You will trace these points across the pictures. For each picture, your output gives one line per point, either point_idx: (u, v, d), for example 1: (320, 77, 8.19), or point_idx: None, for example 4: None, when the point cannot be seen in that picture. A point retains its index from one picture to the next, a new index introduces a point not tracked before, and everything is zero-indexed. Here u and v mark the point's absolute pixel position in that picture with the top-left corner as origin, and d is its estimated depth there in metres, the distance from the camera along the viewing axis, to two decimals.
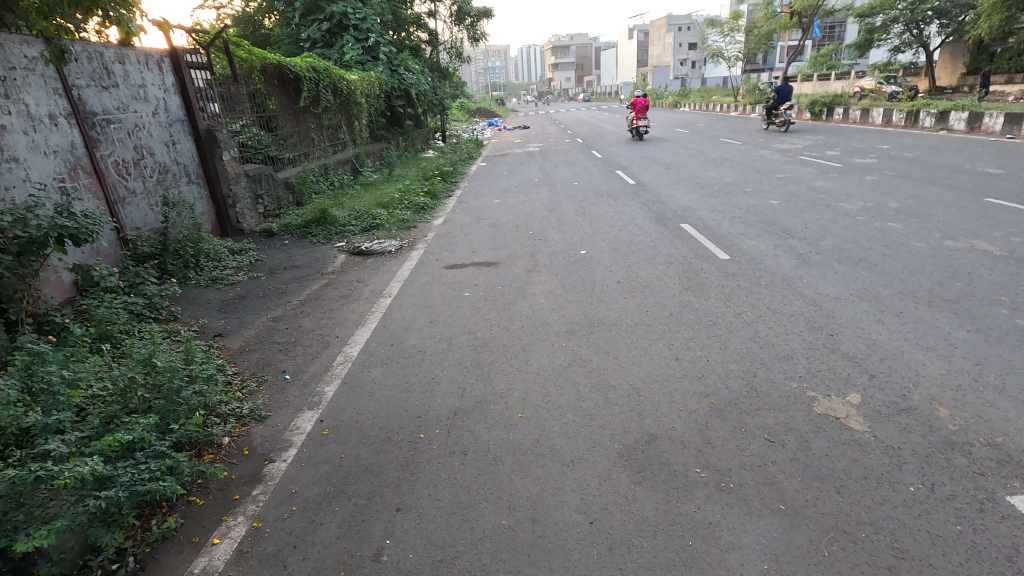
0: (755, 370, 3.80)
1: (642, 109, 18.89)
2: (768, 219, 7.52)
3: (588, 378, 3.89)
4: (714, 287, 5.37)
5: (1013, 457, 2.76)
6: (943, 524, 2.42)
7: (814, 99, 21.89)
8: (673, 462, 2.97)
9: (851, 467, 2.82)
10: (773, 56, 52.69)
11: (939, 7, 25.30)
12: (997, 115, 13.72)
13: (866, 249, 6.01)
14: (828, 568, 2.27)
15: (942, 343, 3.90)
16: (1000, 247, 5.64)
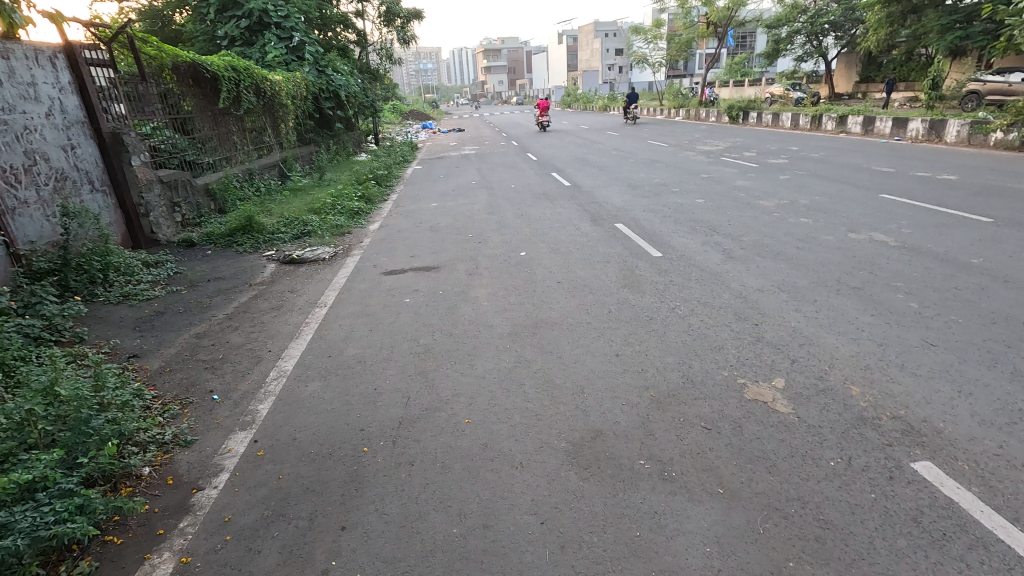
0: (690, 361, 3.99)
1: (542, 111, 25.51)
2: (695, 217, 7.93)
3: (533, 378, 3.92)
4: (650, 283, 5.58)
5: (915, 427, 3.06)
6: (860, 494, 2.64)
7: (731, 103, 23.37)
8: (618, 456, 3.04)
9: (780, 447, 3.01)
10: (694, 62, 55.78)
11: (835, 21, 27.84)
12: (887, 119, 15.24)
13: (783, 243, 6.47)
14: (764, 545, 2.41)
15: (851, 327, 4.27)
16: (894, 238, 6.27)
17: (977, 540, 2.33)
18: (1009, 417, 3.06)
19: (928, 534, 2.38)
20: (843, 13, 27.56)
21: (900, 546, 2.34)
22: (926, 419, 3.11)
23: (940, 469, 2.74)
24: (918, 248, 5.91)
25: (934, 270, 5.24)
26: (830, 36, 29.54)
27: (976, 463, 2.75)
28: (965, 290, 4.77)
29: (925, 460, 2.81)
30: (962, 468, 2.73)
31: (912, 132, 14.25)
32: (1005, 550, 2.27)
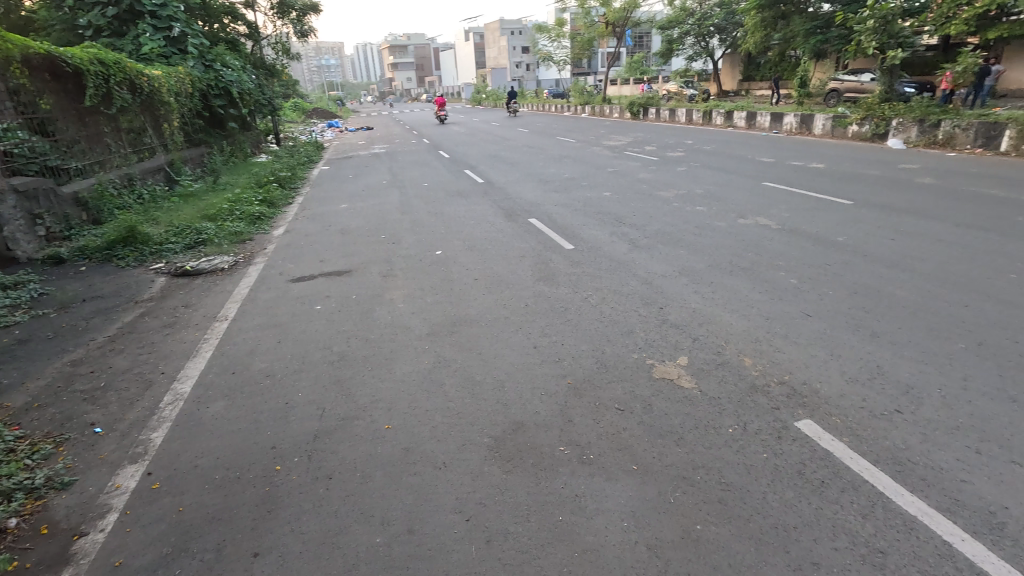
0: (604, 347, 4.17)
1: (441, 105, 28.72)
2: (603, 210, 8.29)
3: (453, 377, 3.90)
4: (564, 275, 5.76)
5: (797, 390, 3.42)
6: (754, 455, 2.91)
7: (632, 100, 24.63)
8: (539, 445, 3.12)
9: (685, 420, 3.24)
10: (596, 60, 58.16)
11: (718, 24, 30.26)
12: (765, 114, 16.84)
13: (682, 231, 6.95)
14: (676, 513, 2.58)
15: (743, 305, 4.68)
16: (776, 222, 6.95)
17: (848, 483, 2.65)
18: (869, 373, 3.52)
19: (810, 484, 2.68)
20: (725, 17, 30.00)
21: (788, 497, 2.61)
22: (805, 382, 3.49)
23: (818, 424, 3.09)
24: (795, 230, 6.59)
25: (808, 249, 5.87)
26: (715, 38, 32.09)
27: (846, 416, 3.13)
28: (833, 265, 5.39)
29: (806, 418, 3.15)
30: (835, 422, 3.09)
31: (787, 126, 15.87)
32: (871, 489, 2.60)
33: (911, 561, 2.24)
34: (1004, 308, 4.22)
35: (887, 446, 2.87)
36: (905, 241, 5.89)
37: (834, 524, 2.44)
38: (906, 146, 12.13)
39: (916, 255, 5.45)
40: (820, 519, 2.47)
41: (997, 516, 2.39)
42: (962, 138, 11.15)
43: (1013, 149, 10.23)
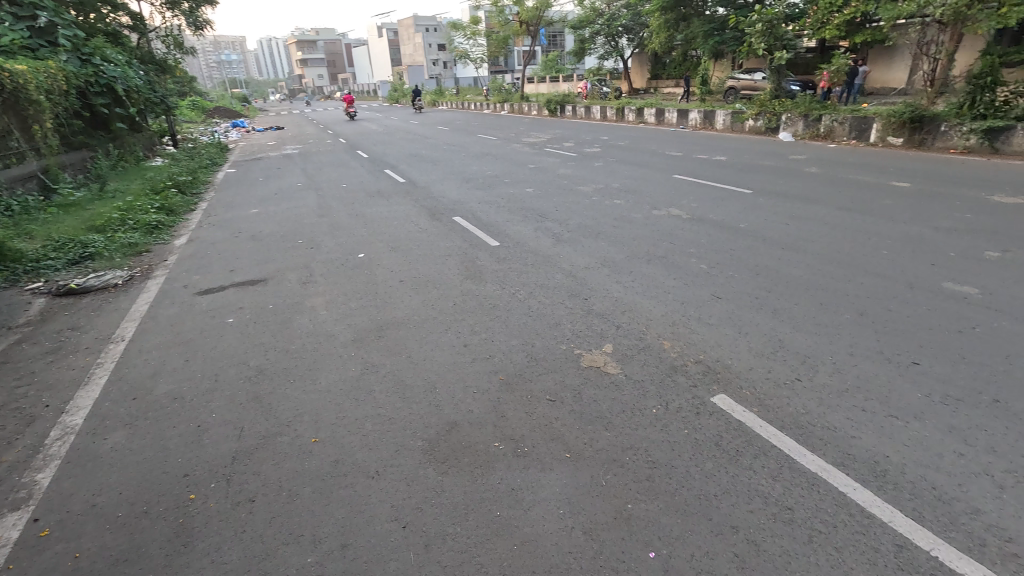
0: (533, 340, 4.23)
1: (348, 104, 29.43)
2: (526, 206, 8.40)
3: (382, 383, 3.79)
4: (490, 272, 5.77)
5: (712, 368, 3.66)
6: (676, 431, 3.08)
7: (549, 98, 25.12)
8: (474, 443, 3.11)
9: (613, 405, 3.37)
10: (512, 58, 58.73)
11: (626, 25, 31.59)
12: (673, 110, 17.82)
13: (602, 223, 7.20)
14: (609, 496, 2.67)
15: (660, 291, 4.94)
16: (686, 212, 7.38)
17: (760, 449, 2.88)
18: (772, 347, 3.84)
19: (727, 453, 2.88)
20: (631, 18, 31.36)
21: (708, 468, 2.79)
22: (718, 360, 3.75)
23: (731, 398, 3.33)
24: (703, 218, 7.04)
25: (716, 236, 6.30)
26: (624, 39, 33.49)
27: (754, 389, 3.40)
28: (738, 249, 5.82)
29: (721, 393, 3.39)
30: (746, 394, 3.35)
31: (692, 121, 16.91)
32: (778, 453, 2.85)
33: (815, 513, 2.47)
34: (879, 281, 4.77)
35: (790, 412, 3.15)
36: (797, 224, 6.48)
37: (749, 488, 2.64)
38: (794, 138, 13.34)
39: (807, 237, 6.01)
40: (737, 485, 2.67)
41: (881, 464, 2.70)
42: (840, 131, 12.42)
43: (880, 140, 11.54)
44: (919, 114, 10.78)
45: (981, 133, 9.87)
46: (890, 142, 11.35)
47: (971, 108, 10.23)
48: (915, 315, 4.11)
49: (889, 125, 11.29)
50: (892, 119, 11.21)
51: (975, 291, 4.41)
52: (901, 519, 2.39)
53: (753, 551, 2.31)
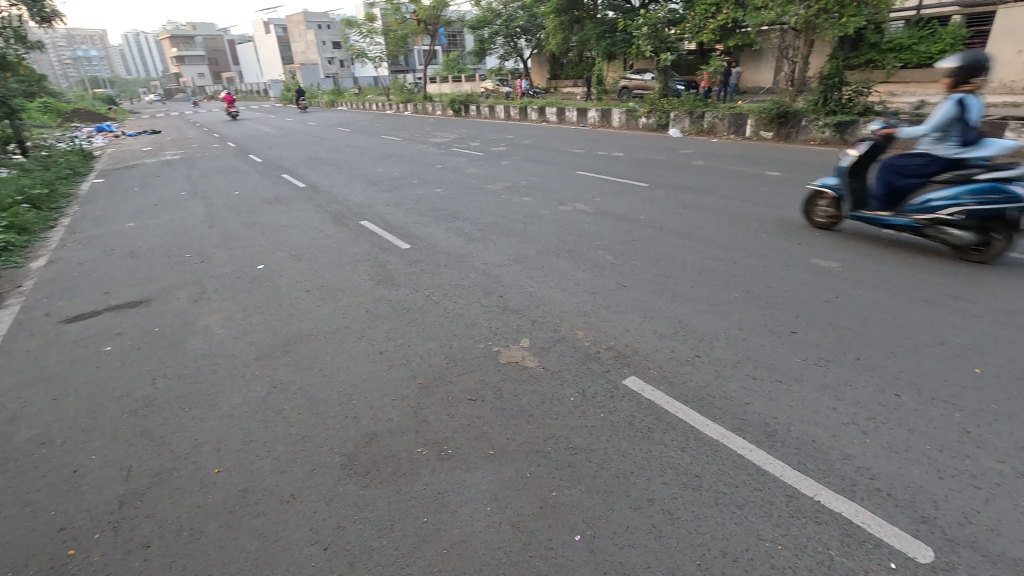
0: (451, 341, 4.20)
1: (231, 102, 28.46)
2: (436, 206, 8.31)
3: (293, 400, 3.57)
4: (403, 276, 5.64)
5: (623, 353, 3.86)
6: (593, 416, 3.22)
7: (453, 98, 25.04)
8: (396, 451, 3.04)
9: (532, 398, 3.44)
10: (413, 58, 57.75)
11: (523, 26, 32.29)
12: (572, 109, 18.51)
13: (513, 221, 7.31)
14: (534, 487, 2.72)
15: (571, 284, 5.11)
16: (591, 206, 7.71)
17: (669, 424, 3.09)
18: (675, 329, 4.13)
19: (640, 432, 3.05)
20: (528, 19, 32.11)
21: (624, 447, 2.94)
22: (628, 344, 3.96)
23: (641, 379, 3.54)
24: (606, 212, 7.39)
25: (618, 228, 6.64)
26: (522, 39, 34.21)
27: (661, 368, 3.64)
28: (639, 239, 6.18)
29: (632, 376, 3.58)
30: (654, 375, 3.57)
31: (591, 120, 17.69)
32: (685, 426, 3.07)
33: (720, 477, 2.69)
34: (760, 261, 5.29)
35: (692, 387, 3.40)
36: (689, 214, 7.01)
37: (661, 462, 2.82)
38: (682, 134, 14.41)
39: (698, 225, 6.52)
40: (651, 460, 2.84)
41: (771, 426, 3.00)
42: (720, 127, 13.61)
43: (754, 134, 12.80)
44: (784, 111, 12.09)
45: (833, 127, 11.30)
46: (762, 136, 12.63)
47: (824, 105, 11.65)
48: (791, 290, 4.62)
49: (760, 120, 12.55)
50: (763, 115, 12.48)
51: (837, 265, 5.04)
52: (790, 473, 2.67)
53: (669, 520, 2.47)
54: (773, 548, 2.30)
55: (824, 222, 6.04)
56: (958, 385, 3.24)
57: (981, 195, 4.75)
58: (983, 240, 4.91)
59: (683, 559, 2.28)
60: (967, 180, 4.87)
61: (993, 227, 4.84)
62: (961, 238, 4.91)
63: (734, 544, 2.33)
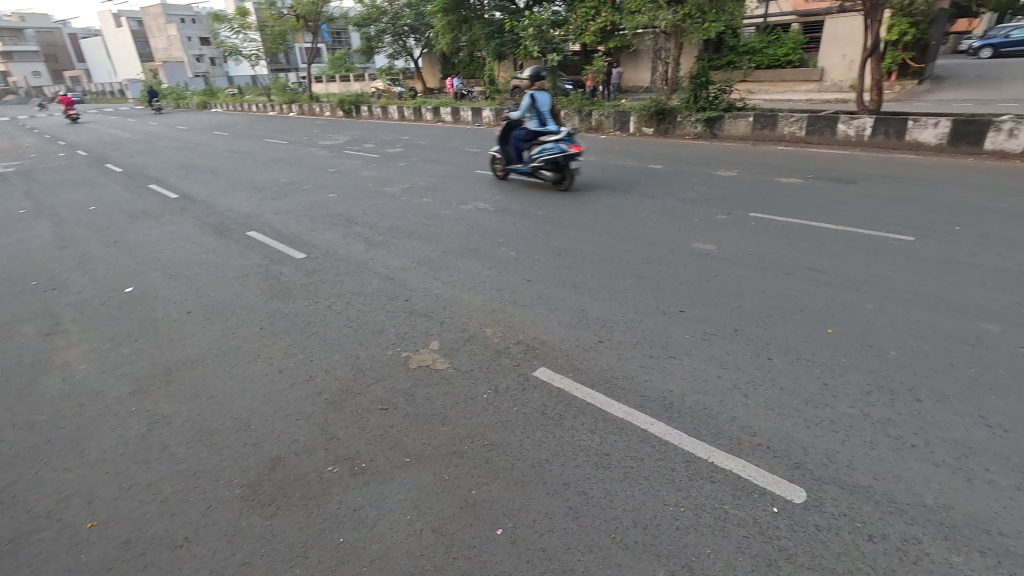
0: (357, 352, 4.04)
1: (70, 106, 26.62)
2: (331, 212, 7.92)
3: (181, 434, 3.23)
4: (299, 287, 5.31)
5: (531, 346, 3.96)
6: (507, 410, 3.27)
7: (342, 98, 23.97)
8: (304, 473, 2.87)
9: (445, 399, 3.42)
10: (294, 56, 54.37)
11: (411, 24, 31.68)
12: (467, 109, 18.53)
13: (414, 223, 7.18)
14: (453, 488, 2.71)
15: (477, 282, 5.14)
16: (491, 204, 7.80)
17: (578, 409, 3.23)
18: (578, 318, 4.31)
19: (553, 420, 3.16)
20: (415, 17, 31.58)
21: (538, 436, 3.03)
22: (535, 337, 4.07)
23: (550, 368, 3.67)
24: (506, 209, 7.51)
25: (519, 224, 6.78)
26: (411, 38, 33.55)
27: (568, 356, 3.79)
28: (539, 234, 6.36)
29: (542, 367, 3.69)
30: (562, 364, 3.70)
31: (486, 119, 17.86)
32: (593, 409, 3.22)
33: (627, 452, 2.87)
34: (650, 248, 5.69)
35: (597, 371, 3.58)
36: (585, 207, 7.34)
37: (573, 446, 2.95)
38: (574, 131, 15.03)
39: (593, 217, 6.86)
40: (564, 446, 2.95)
41: (668, 399, 3.26)
42: (608, 124, 14.39)
43: (637, 130, 13.69)
44: (661, 108, 13.06)
45: (703, 122, 12.43)
46: (645, 131, 13.56)
47: (695, 103, 12.74)
48: (678, 272, 5.02)
49: (642, 117, 13.46)
50: (643, 113, 13.39)
51: (715, 247, 5.57)
52: (687, 440, 2.92)
53: (584, 501, 2.59)
54: (678, 511, 2.49)
55: (499, 174, 9.29)
56: (816, 344, 3.72)
57: (550, 149, 8.09)
58: (560, 176, 8.38)
59: (599, 535, 2.40)
60: (546, 143, 8.21)
61: (564, 168, 8.26)
62: (548, 177, 8.30)
63: (643, 513, 2.50)
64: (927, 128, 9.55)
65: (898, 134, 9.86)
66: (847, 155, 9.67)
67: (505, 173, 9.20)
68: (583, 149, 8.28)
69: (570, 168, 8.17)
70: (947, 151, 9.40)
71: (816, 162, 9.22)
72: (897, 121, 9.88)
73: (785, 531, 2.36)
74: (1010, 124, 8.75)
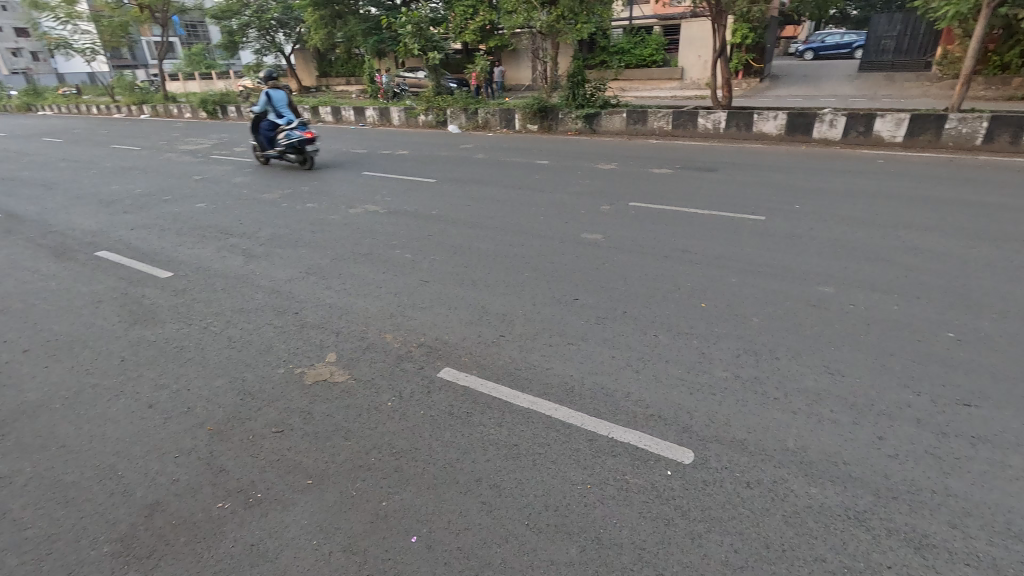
0: (243, 374, 3.71)
1: None
2: (200, 224, 7.17)
3: (26, 494, 2.75)
4: (168, 309, 4.76)
5: (433, 347, 3.92)
6: (414, 415, 3.21)
7: (204, 98, 21.79)
8: (189, 515, 2.58)
9: (347, 412, 3.27)
10: (141, 51, 48.25)
11: (279, 18, 29.58)
12: (348, 108, 17.75)
13: (298, 230, 6.74)
14: (361, 503, 2.61)
15: (372, 287, 4.96)
16: (381, 206, 7.57)
17: (485, 405, 3.25)
18: (479, 314, 4.34)
19: (460, 419, 3.15)
20: (283, 11, 29.55)
21: (446, 437, 3.01)
22: (437, 338, 4.03)
23: (454, 368, 3.65)
24: (398, 210, 7.33)
25: (412, 225, 6.66)
26: (279, 33, 31.34)
27: (471, 354, 3.80)
28: (434, 234, 6.30)
29: (445, 367, 3.66)
30: (466, 362, 3.71)
31: (370, 119, 17.28)
32: (500, 403, 3.26)
33: (534, 441, 2.95)
34: (542, 240, 5.89)
35: (501, 365, 3.64)
36: (477, 204, 7.40)
37: (482, 441, 2.97)
38: (461, 130, 15.07)
39: (486, 214, 6.93)
40: (473, 443, 2.96)
41: (569, 384, 3.40)
42: (494, 122, 14.61)
43: (523, 128, 14.08)
44: (543, 106, 13.55)
45: (583, 119, 13.11)
46: (530, 129, 13.98)
47: (574, 100, 13.38)
48: (570, 263, 5.25)
49: (526, 115, 13.87)
50: (527, 110, 13.80)
51: (601, 236, 5.90)
52: (589, 420, 3.07)
53: (496, 494, 2.62)
54: (585, 489, 2.62)
55: (260, 159, 11.15)
56: (693, 318, 4.11)
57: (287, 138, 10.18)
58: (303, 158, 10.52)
59: (513, 524, 2.45)
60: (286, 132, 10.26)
61: (303, 151, 10.39)
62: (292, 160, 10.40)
63: (553, 496, 2.59)
64: (769, 121, 10.93)
65: (747, 126, 11.17)
66: (708, 147, 10.77)
67: (264, 158, 11.09)
68: (317, 135, 10.50)
69: (308, 150, 10.35)
70: (785, 141, 10.83)
71: (682, 153, 10.14)
72: (745, 115, 11.18)
73: (678, 490, 2.59)
74: (830, 116, 10.28)
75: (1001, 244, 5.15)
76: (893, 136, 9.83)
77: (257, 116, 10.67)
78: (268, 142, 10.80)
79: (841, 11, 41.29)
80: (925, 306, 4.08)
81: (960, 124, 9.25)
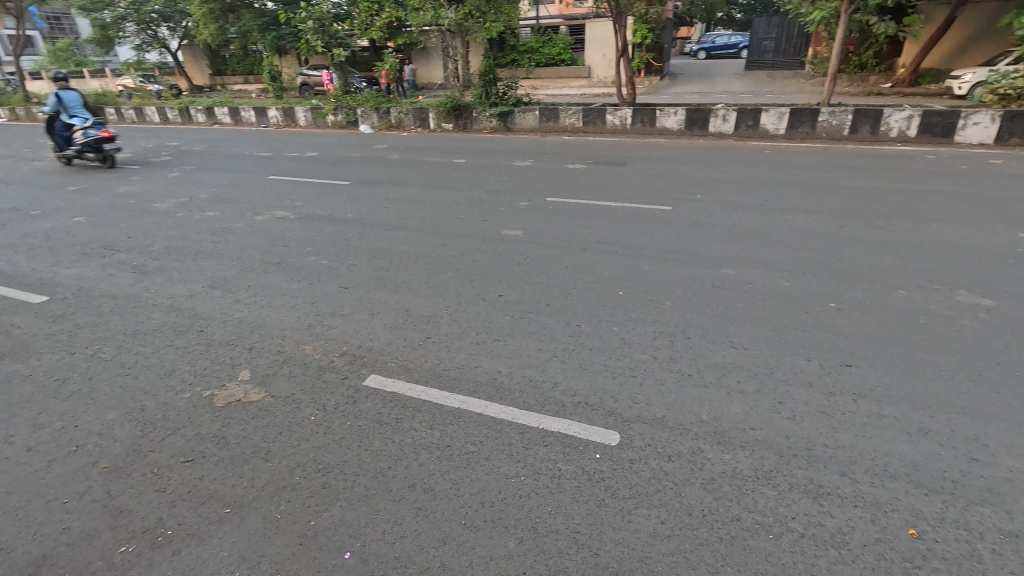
0: (142, 402, 3.38)
1: None
2: (79, 240, 6.41)
3: None
4: (45, 338, 4.21)
5: (356, 354, 3.79)
6: (340, 427, 3.08)
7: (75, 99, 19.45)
8: (86, 564, 2.32)
9: (266, 431, 3.07)
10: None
11: (161, 11, 26.95)
12: (248, 108, 16.61)
13: (198, 241, 6.23)
14: (287, 526, 2.47)
15: (286, 298, 4.70)
16: (291, 212, 7.17)
17: (414, 409, 3.20)
18: (403, 318, 4.25)
19: (390, 426, 3.07)
20: (165, 4, 26.92)
21: (376, 446, 2.93)
22: (360, 345, 3.90)
23: (380, 374, 3.55)
24: (310, 215, 6.99)
25: (327, 230, 6.37)
26: (163, 27, 28.56)
27: (397, 358, 3.72)
28: (350, 239, 6.07)
29: (371, 374, 3.55)
30: (392, 367, 3.62)
31: (273, 119, 16.30)
32: (429, 405, 3.22)
33: (466, 439, 2.94)
34: (463, 239, 5.87)
35: (428, 367, 3.59)
36: (394, 206, 7.22)
37: (414, 446, 2.92)
38: (373, 130, 14.62)
39: (404, 215, 6.79)
40: (405, 449, 2.90)
41: (499, 379, 3.43)
42: (407, 121, 14.31)
43: (438, 127, 13.93)
44: (457, 104, 13.49)
45: (497, 117, 13.19)
46: (445, 127, 13.87)
47: (488, 98, 13.43)
48: (492, 260, 5.28)
49: (440, 114, 13.74)
50: (441, 109, 13.67)
51: (521, 232, 5.99)
52: (519, 414, 3.12)
53: (431, 498, 2.59)
54: (519, 482, 2.66)
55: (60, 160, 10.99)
56: (613, 306, 4.29)
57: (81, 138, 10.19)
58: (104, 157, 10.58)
59: (449, 525, 2.44)
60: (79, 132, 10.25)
61: (101, 150, 10.46)
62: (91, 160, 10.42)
63: (488, 492, 2.61)
64: (670, 116, 11.63)
65: (652, 122, 11.81)
66: (617, 142, 11.27)
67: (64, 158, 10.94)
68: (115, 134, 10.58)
69: (106, 150, 10.43)
70: (686, 135, 11.58)
71: (594, 149, 10.53)
72: (649, 112, 11.81)
73: (607, 472, 2.70)
74: (723, 111, 11.13)
75: (868, 222, 5.85)
76: (776, 128, 10.83)
77: (47, 116, 10.41)
78: (65, 142, 10.66)
79: (727, 14, 44.79)
80: (810, 281, 4.55)
81: (830, 116, 10.39)
